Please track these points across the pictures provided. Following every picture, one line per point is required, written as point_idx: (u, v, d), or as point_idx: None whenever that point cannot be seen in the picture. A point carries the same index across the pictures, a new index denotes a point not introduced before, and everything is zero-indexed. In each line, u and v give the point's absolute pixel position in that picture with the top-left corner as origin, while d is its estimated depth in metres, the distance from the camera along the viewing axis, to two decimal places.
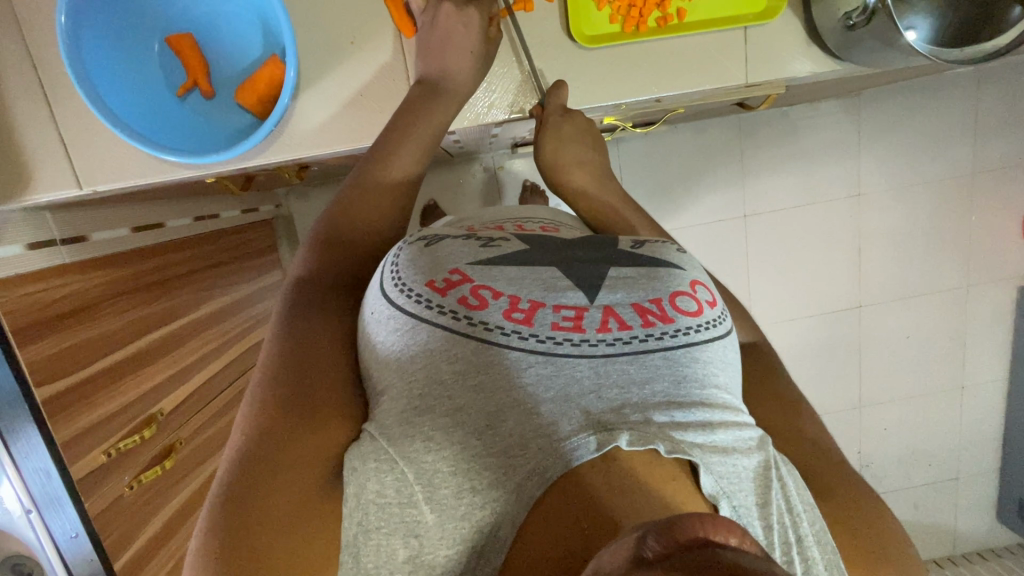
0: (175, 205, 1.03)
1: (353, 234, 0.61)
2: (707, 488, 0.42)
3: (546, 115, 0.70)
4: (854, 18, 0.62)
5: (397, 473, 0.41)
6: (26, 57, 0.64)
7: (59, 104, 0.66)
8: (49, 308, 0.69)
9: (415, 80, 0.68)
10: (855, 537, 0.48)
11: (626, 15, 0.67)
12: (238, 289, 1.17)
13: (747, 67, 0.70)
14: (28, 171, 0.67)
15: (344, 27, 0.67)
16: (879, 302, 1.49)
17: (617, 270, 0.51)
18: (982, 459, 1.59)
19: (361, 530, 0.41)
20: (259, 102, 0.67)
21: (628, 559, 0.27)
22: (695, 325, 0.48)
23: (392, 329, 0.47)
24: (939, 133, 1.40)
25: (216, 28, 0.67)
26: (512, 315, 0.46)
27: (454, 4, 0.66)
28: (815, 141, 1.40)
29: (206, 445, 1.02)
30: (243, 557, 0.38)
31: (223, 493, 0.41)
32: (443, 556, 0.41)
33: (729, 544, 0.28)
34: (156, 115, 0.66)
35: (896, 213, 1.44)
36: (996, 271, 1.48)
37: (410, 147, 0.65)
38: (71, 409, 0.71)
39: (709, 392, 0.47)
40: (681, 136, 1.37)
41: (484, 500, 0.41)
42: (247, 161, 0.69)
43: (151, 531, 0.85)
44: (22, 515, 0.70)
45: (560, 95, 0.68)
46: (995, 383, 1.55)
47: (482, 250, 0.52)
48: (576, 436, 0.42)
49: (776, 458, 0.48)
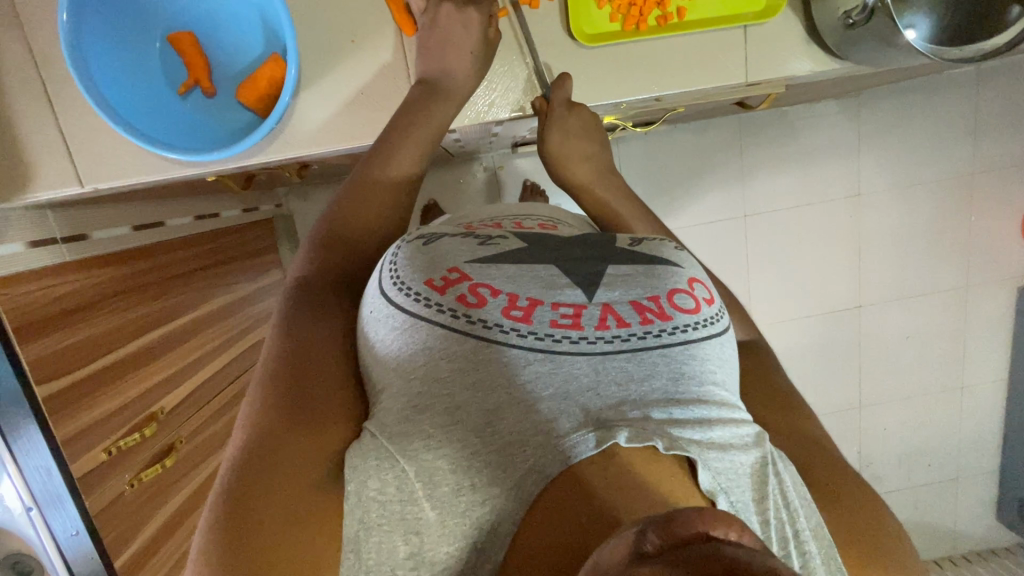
0: (176, 204, 1.03)
1: (353, 232, 0.61)
2: (704, 484, 0.42)
3: (550, 110, 0.70)
4: (854, 16, 0.63)
5: (397, 471, 0.41)
6: (27, 55, 0.64)
7: (60, 103, 0.66)
8: (49, 306, 0.69)
9: (416, 79, 0.68)
10: (852, 533, 0.48)
11: (627, 13, 0.67)
12: (237, 288, 1.17)
13: (747, 66, 0.71)
14: (28, 169, 0.67)
15: (344, 25, 0.67)
16: (880, 302, 1.49)
17: (615, 267, 0.51)
18: (982, 459, 1.59)
19: (362, 527, 0.41)
20: (260, 100, 0.67)
21: (629, 553, 0.28)
22: (692, 323, 0.48)
23: (391, 327, 0.47)
24: (938, 133, 1.41)
25: (216, 27, 0.67)
26: (511, 313, 0.46)
27: (454, 4, 0.66)
28: (814, 141, 1.40)
29: (206, 443, 1.02)
30: (252, 556, 0.38)
31: (225, 491, 0.41)
32: (444, 553, 0.41)
33: (729, 539, 0.28)
34: (158, 113, 0.66)
35: (895, 214, 1.45)
36: (995, 271, 1.48)
37: (410, 146, 0.65)
38: (71, 407, 0.71)
39: (706, 389, 0.47)
40: (680, 136, 1.37)
41: (483, 497, 0.42)
42: (247, 160, 0.69)
43: (152, 529, 0.85)
44: (22, 513, 0.70)
45: (563, 87, 0.68)
46: (995, 382, 1.55)
47: (481, 248, 0.52)
48: (576, 433, 0.42)
49: (774, 454, 0.48)
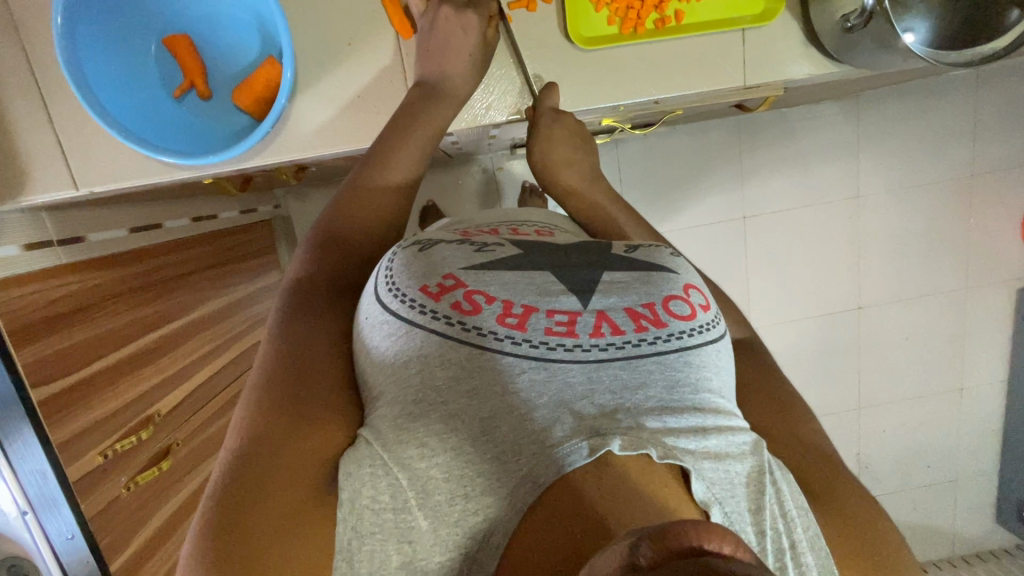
0: (173, 206, 1.03)
1: (350, 237, 0.61)
2: (698, 494, 0.42)
3: (538, 118, 0.69)
4: (852, 20, 0.62)
5: (392, 479, 0.41)
6: (23, 57, 0.64)
7: (56, 105, 0.66)
8: (45, 309, 0.69)
9: (414, 82, 0.68)
10: (846, 540, 0.48)
11: (624, 16, 0.67)
12: (235, 289, 1.17)
13: (745, 69, 0.70)
14: (24, 172, 0.66)
15: (341, 28, 0.66)
16: (879, 303, 1.49)
17: (611, 274, 0.51)
18: (981, 461, 1.59)
19: (355, 536, 0.40)
20: (256, 103, 0.67)
21: (622, 566, 0.28)
22: (688, 329, 0.48)
23: (386, 333, 0.47)
24: (939, 134, 1.40)
25: (212, 29, 0.66)
26: (505, 320, 0.46)
27: (454, 6, 0.66)
28: (814, 142, 1.40)
29: (204, 445, 1.02)
30: (243, 563, 0.38)
31: (216, 500, 0.41)
32: (437, 562, 0.41)
33: (723, 552, 0.27)
34: (153, 116, 0.66)
35: (895, 215, 1.44)
36: (995, 273, 1.48)
37: (408, 150, 0.65)
38: (68, 411, 0.71)
39: (701, 397, 0.46)
40: (680, 137, 1.37)
41: (477, 506, 0.42)
42: (244, 163, 0.69)
43: (149, 531, 0.85)
44: (17, 516, 0.70)
45: (551, 96, 0.68)
46: (995, 385, 1.55)
47: (477, 254, 0.52)
48: (569, 441, 0.42)
49: (770, 462, 0.47)
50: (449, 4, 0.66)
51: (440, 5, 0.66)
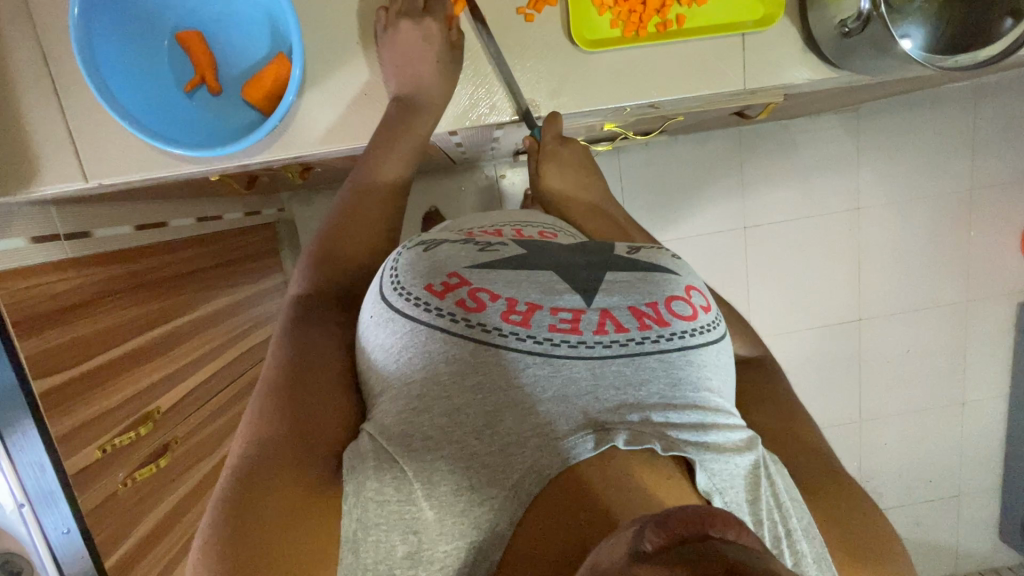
0: (176, 206, 1.04)
1: (344, 242, 0.61)
2: (701, 484, 0.42)
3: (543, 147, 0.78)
4: (850, 24, 0.63)
5: (397, 472, 0.41)
6: (38, 51, 0.65)
7: (69, 99, 0.67)
8: (50, 301, 0.70)
9: (393, 95, 0.69)
10: (832, 528, 0.48)
11: (627, 20, 0.68)
12: (237, 291, 1.18)
13: (746, 73, 0.72)
14: (34, 165, 0.67)
15: (350, 27, 0.68)
16: (880, 315, 1.49)
17: (613, 274, 0.50)
18: (982, 477, 1.58)
19: (360, 526, 0.40)
20: (265, 100, 0.68)
21: (627, 553, 0.28)
22: (689, 329, 0.48)
23: (391, 331, 0.47)
24: (938, 149, 1.42)
25: (225, 28, 0.68)
26: (509, 317, 0.46)
27: (411, 18, 0.67)
28: (814, 154, 1.41)
29: (201, 445, 1.01)
30: (252, 558, 0.38)
31: (227, 495, 0.41)
32: (443, 551, 0.40)
33: (726, 538, 0.28)
34: (164, 108, 0.67)
35: (896, 228, 1.45)
36: (995, 287, 1.48)
37: (395, 151, 0.66)
38: (67, 404, 0.71)
39: (703, 395, 0.46)
40: (681, 147, 1.39)
41: (483, 498, 0.41)
42: (251, 157, 0.70)
43: (144, 529, 0.84)
44: (15, 510, 0.68)
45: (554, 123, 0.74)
46: (996, 400, 1.55)
47: (481, 255, 0.52)
48: (574, 435, 0.42)
49: (765, 457, 0.47)
50: (408, 17, 0.67)
51: (398, 18, 0.67)
